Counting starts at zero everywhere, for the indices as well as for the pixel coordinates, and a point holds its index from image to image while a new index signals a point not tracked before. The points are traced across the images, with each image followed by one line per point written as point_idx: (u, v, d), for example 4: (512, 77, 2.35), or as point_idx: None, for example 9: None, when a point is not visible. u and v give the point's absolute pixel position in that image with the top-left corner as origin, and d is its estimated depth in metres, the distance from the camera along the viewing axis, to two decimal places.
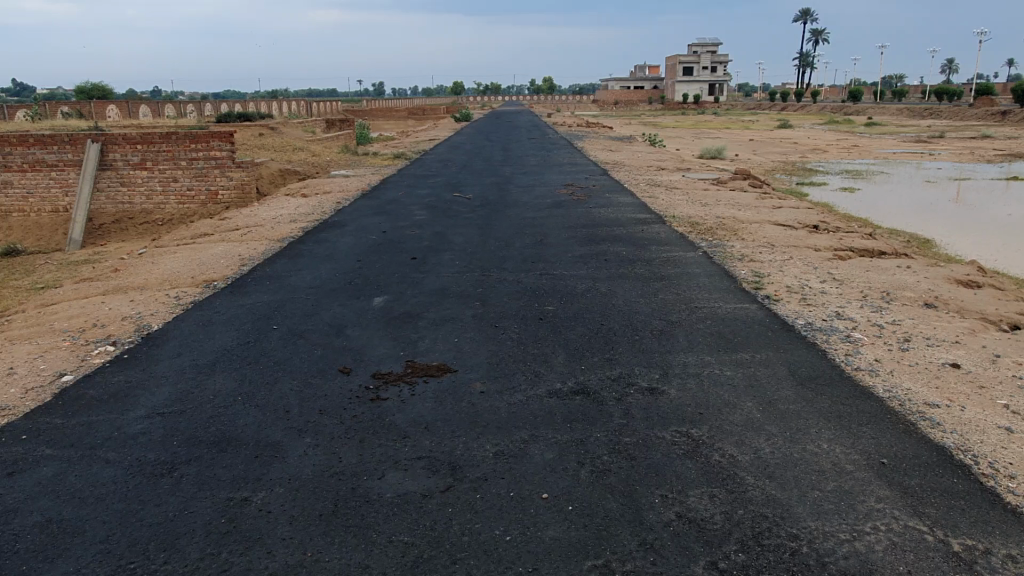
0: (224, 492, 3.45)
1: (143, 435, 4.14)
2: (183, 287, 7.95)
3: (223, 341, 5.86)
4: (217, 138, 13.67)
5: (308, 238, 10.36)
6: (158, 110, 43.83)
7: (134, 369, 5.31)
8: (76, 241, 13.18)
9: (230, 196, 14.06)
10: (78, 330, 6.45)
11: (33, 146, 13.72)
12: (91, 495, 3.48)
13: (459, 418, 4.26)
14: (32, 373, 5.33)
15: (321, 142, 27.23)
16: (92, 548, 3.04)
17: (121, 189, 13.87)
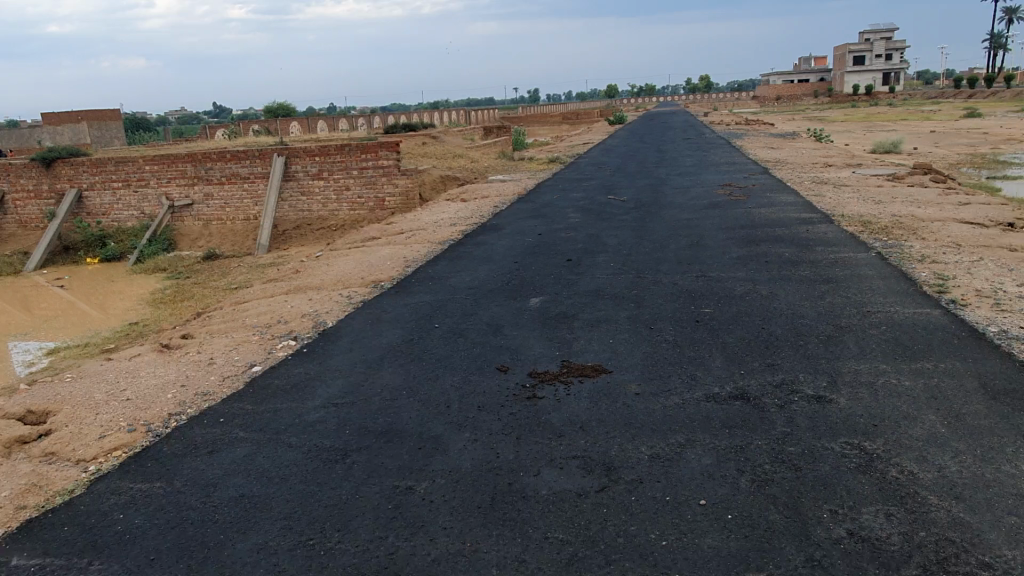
0: (391, 480, 3.67)
1: (320, 423, 4.49)
2: (354, 287, 8.52)
3: (389, 338, 6.22)
4: (385, 147, 14.54)
5: (467, 241, 10.75)
6: (333, 125, 47.34)
7: (312, 362, 5.78)
8: (264, 246, 14.35)
9: (395, 202, 14.90)
10: (266, 327, 7.10)
11: (229, 160, 15.28)
12: (277, 475, 3.82)
13: (614, 419, 4.25)
14: (229, 364, 5.95)
15: (479, 148, 28.17)
16: (277, 523, 3.33)
17: (301, 198, 15.11)
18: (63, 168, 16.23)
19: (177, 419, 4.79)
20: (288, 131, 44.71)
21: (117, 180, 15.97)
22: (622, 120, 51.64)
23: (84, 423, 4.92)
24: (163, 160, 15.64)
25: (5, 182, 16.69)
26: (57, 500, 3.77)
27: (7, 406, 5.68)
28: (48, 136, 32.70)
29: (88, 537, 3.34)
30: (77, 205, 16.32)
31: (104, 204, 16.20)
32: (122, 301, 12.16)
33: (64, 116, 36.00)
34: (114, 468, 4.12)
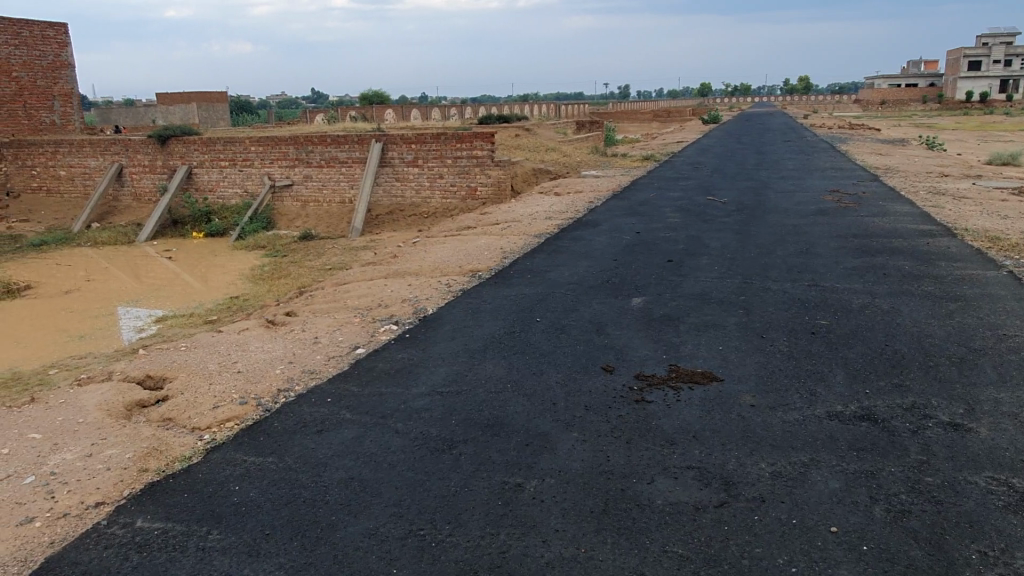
0: (499, 476, 3.60)
1: (425, 410, 4.49)
2: (452, 275, 8.55)
3: (491, 329, 6.18)
4: (480, 138, 14.56)
5: (563, 235, 10.64)
6: (427, 113, 48.14)
7: (415, 348, 5.81)
8: (358, 229, 14.60)
9: (488, 192, 14.91)
10: (367, 310, 7.21)
11: (330, 144, 15.67)
12: (386, 461, 3.82)
13: (730, 431, 4.04)
14: (334, 344, 6.06)
15: (571, 143, 27.97)
16: (387, 509, 3.33)
17: (396, 184, 15.36)
18: (177, 145, 17.01)
19: (285, 395, 4.90)
20: (382, 118, 45.67)
21: (224, 159, 16.64)
22: (717, 121, 50.19)
23: (199, 392, 5.08)
24: (268, 142, 16.18)
25: (124, 157, 17.64)
26: (176, 466, 3.89)
27: (125, 370, 5.95)
28: (162, 116, 34.45)
29: (206, 506, 3.42)
30: (188, 181, 17.10)
31: (212, 181, 16.92)
32: (225, 276, 12.65)
33: (177, 95, 37.85)
34: (228, 439, 4.23)
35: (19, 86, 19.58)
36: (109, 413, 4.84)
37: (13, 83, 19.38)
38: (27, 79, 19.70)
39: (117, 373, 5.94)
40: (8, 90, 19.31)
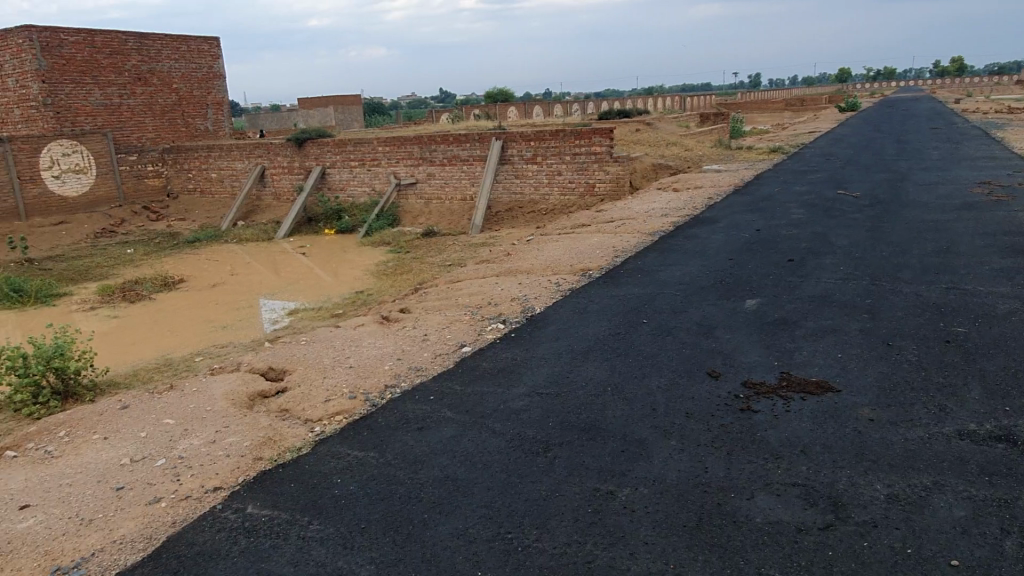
0: (592, 482, 3.55)
1: (524, 411, 4.50)
2: (563, 274, 8.53)
3: (597, 330, 6.12)
4: (599, 133, 14.39)
5: (679, 233, 10.36)
6: (549, 110, 48.29)
7: (520, 347, 5.85)
8: (477, 226, 14.87)
9: (606, 189, 14.73)
10: (477, 307, 7.33)
11: (452, 143, 16.05)
12: (480, 461, 3.87)
13: (843, 447, 3.78)
14: (443, 341, 6.20)
15: (695, 136, 27.16)
16: (476, 510, 3.37)
17: (515, 181, 15.51)
18: (312, 148, 17.99)
19: (392, 391, 5.07)
20: (505, 115, 46.24)
21: (354, 159, 17.43)
22: (855, 108, 47.19)
23: (315, 385, 5.35)
24: (394, 142, 16.79)
25: (265, 159, 18.85)
26: (287, 456, 4.11)
27: (254, 361, 6.36)
28: (302, 120, 36.55)
29: (309, 497, 3.59)
30: (321, 181, 18.05)
31: (343, 180, 17.79)
32: (352, 271, 13.25)
33: (315, 99, 40.03)
34: (336, 432, 4.42)
35: (178, 96, 21.39)
36: (235, 401, 5.18)
37: (173, 94, 21.21)
38: (185, 90, 21.51)
39: (245, 364, 6.36)
40: (169, 100, 21.13)
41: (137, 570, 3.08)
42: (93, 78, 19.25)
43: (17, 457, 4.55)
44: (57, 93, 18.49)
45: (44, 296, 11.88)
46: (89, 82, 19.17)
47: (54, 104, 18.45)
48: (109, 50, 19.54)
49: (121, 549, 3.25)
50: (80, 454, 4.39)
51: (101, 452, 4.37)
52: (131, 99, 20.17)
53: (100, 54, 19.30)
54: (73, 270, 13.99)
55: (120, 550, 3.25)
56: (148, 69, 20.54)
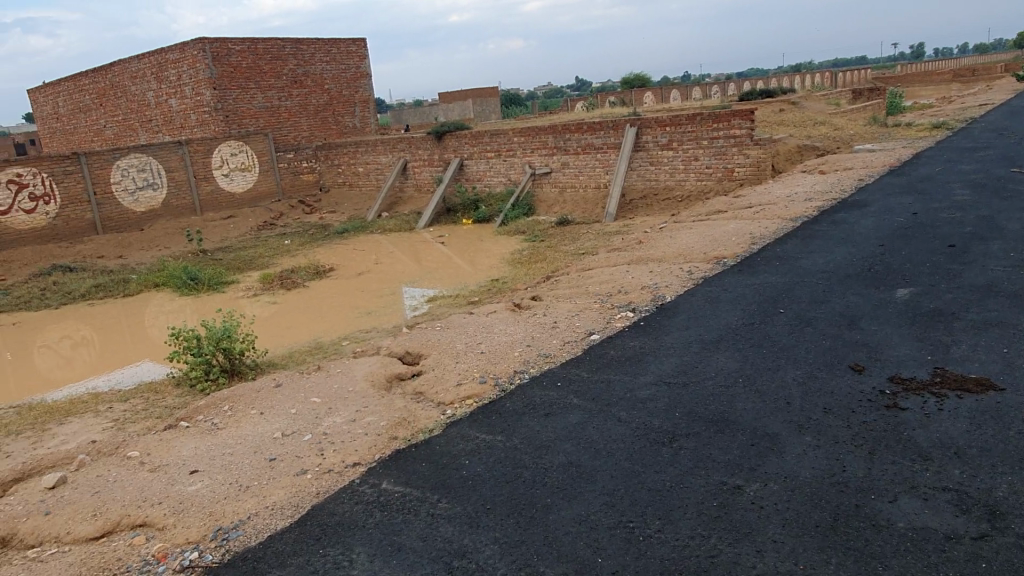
0: (718, 475, 3.47)
1: (650, 400, 4.46)
2: (696, 262, 8.32)
3: (730, 319, 5.93)
4: (738, 115, 13.82)
5: (824, 218, 9.79)
6: (687, 93, 47.02)
7: (649, 335, 5.78)
8: (611, 214, 14.76)
9: (745, 173, 14.12)
10: (607, 296, 7.31)
11: (586, 131, 16.01)
12: (604, 449, 3.88)
13: (1005, 451, 3.45)
14: (571, 329, 6.25)
15: (847, 114, 25.45)
16: (599, 498, 3.39)
17: (650, 168, 15.25)
18: (451, 140, 18.55)
19: (520, 377, 5.18)
20: (642, 101, 45.41)
21: (491, 150, 17.79)
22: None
23: (448, 369, 5.56)
24: (529, 133, 16.99)
25: (407, 153, 19.66)
26: (420, 437, 4.31)
27: (393, 345, 6.70)
28: (442, 113, 37.79)
29: (439, 476, 3.75)
30: (459, 173, 18.61)
31: (480, 171, 18.23)
32: (488, 259, 13.57)
33: (454, 92, 41.18)
34: (466, 415, 4.59)
35: (329, 95, 22.79)
36: (375, 383, 5.49)
37: (325, 94, 22.65)
38: (335, 90, 22.94)
39: (385, 347, 6.73)
40: (321, 100, 22.56)
41: (285, 534, 3.36)
42: (256, 82, 20.90)
43: (190, 427, 5.07)
44: (225, 98, 20.24)
45: (215, 283, 13.09)
46: (252, 87, 20.83)
47: (223, 109, 20.21)
48: (269, 56, 21.13)
49: (272, 514, 3.55)
50: (240, 426, 4.84)
51: (258, 425, 4.79)
52: (288, 101, 21.73)
53: (262, 61, 20.95)
54: (239, 259, 15.31)
55: (272, 516, 3.55)
56: (303, 72, 22.03)
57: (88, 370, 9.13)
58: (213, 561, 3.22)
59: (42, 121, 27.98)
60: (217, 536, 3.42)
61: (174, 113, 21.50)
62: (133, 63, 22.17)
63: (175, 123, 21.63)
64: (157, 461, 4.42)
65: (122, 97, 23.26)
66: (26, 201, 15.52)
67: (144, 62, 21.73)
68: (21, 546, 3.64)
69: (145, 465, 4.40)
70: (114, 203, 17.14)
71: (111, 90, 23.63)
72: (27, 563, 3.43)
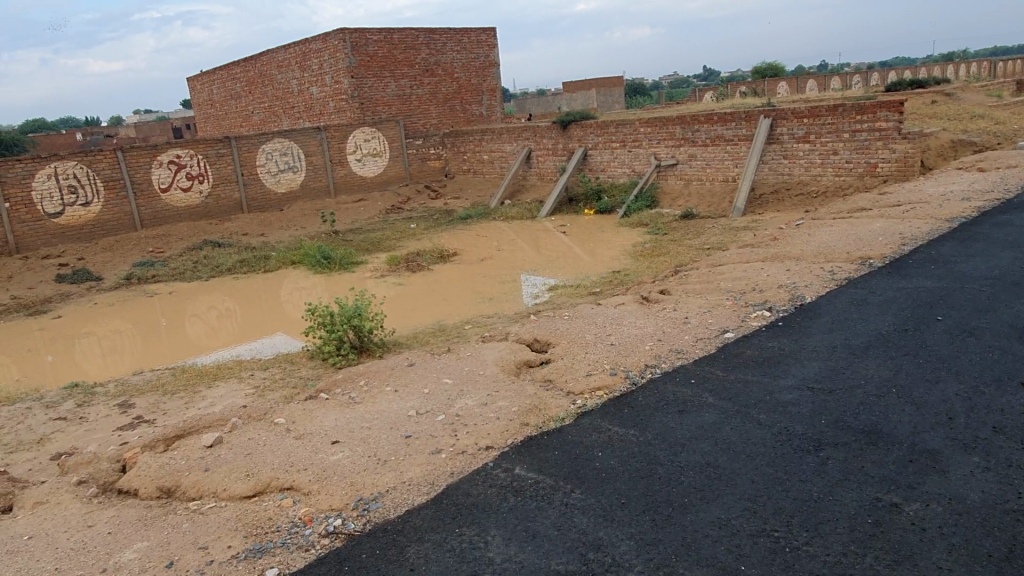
0: (872, 490, 3.25)
1: (793, 405, 4.24)
2: (838, 262, 7.84)
3: (879, 324, 5.54)
4: (885, 107, 12.85)
5: (984, 221, 8.94)
6: (825, 82, 44.47)
7: (789, 336, 5.50)
8: (739, 209, 14.18)
9: (891, 169, 13.12)
10: (741, 293, 7.03)
11: (716, 122, 15.46)
12: (744, 451, 3.73)
13: None
14: (704, 325, 6.04)
15: (1010, 107, 23.18)
16: (741, 502, 3.26)
17: (784, 162, 14.53)
18: (576, 129, 18.44)
19: (651, 372, 5.07)
20: (775, 90, 43.35)
21: (616, 140, 17.55)
22: None
23: (577, 359, 5.54)
24: (657, 123, 16.61)
25: (532, 142, 19.73)
26: (551, 425, 4.31)
27: (520, 332, 6.74)
28: (566, 102, 37.68)
29: (572, 466, 3.74)
30: (583, 163, 18.49)
31: (604, 161, 18.04)
32: (609, 251, 13.42)
33: (579, 81, 40.91)
34: (597, 406, 4.55)
35: (458, 84, 23.25)
36: (504, 368, 5.55)
37: (454, 83, 23.13)
38: (464, 78, 23.38)
39: (512, 334, 6.78)
40: (450, 89, 23.05)
41: (422, 509, 3.46)
42: (390, 71, 21.63)
43: (328, 399, 5.33)
44: (361, 86, 21.08)
45: (346, 263, 13.68)
46: (387, 76, 21.58)
47: (359, 96, 21.07)
48: (404, 45, 21.81)
49: (410, 490, 3.66)
50: (377, 402, 5.03)
51: (393, 403, 4.96)
52: (419, 90, 22.35)
53: (397, 50, 21.66)
54: (369, 241, 15.94)
55: (409, 490, 3.66)
56: (435, 61, 22.59)
57: (230, 339, 9.80)
58: (355, 529, 3.36)
59: (198, 107, 30.24)
60: (358, 505, 3.56)
61: (314, 101, 22.63)
62: (280, 53, 23.50)
63: (315, 110, 22.77)
64: (302, 429, 4.67)
65: (269, 85, 24.74)
66: (183, 180, 16.82)
67: (289, 52, 22.99)
68: (184, 497, 3.96)
69: (290, 432, 4.66)
70: (259, 184, 18.27)
71: (259, 78, 25.18)
72: (190, 514, 3.72)
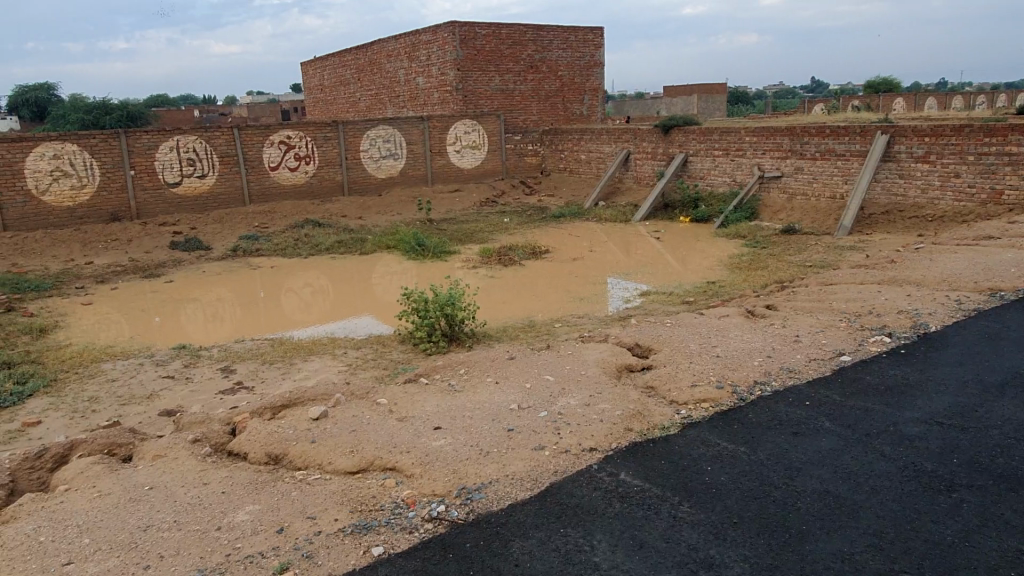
0: (1015, 541, 2.99)
1: (920, 440, 3.97)
2: (963, 292, 7.32)
3: (1015, 362, 5.12)
4: (1018, 130, 11.95)
5: None
6: (946, 100, 41.94)
7: (912, 366, 5.16)
8: (846, 227, 13.49)
9: (1018, 197, 12.17)
10: (855, 316, 6.66)
11: (828, 136, 14.79)
12: (867, 483, 3.51)
13: None
14: (817, 346, 5.76)
15: None
16: (866, 537, 3.07)
17: (899, 182, 13.76)
18: (679, 135, 18.06)
19: (761, 389, 4.87)
20: (890, 106, 41.18)
21: (719, 148, 17.08)
22: None
23: (681, 367, 5.37)
24: (764, 133, 16.03)
25: (631, 144, 19.43)
26: (656, 433, 4.19)
27: (619, 336, 6.61)
28: (666, 107, 37.01)
29: (679, 478, 3.62)
30: (683, 169, 18.09)
31: (705, 168, 17.58)
32: (703, 260, 13.05)
33: (680, 86, 40.00)
34: (704, 419, 4.40)
35: (561, 82, 23.17)
36: (605, 370, 5.45)
37: (558, 81, 23.08)
38: (568, 77, 23.28)
39: (611, 336, 6.66)
40: (554, 86, 23.01)
41: (525, 505, 3.42)
42: (496, 66, 21.77)
43: (429, 384, 5.37)
44: (466, 79, 21.32)
45: (439, 252, 13.84)
46: (492, 70, 21.74)
47: (463, 89, 21.32)
48: (511, 41, 21.92)
49: (513, 484, 3.63)
50: (478, 392, 5.03)
51: (494, 394, 4.94)
52: (523, 85, 22.41)
53: (504, 45, 21.79)
54: (462, 232, 16.09)
55: (512, 484, 3.62)
56: (540, 58, 22.59)
57: (324, 316, 10.07)
58: (459, 517, 3.35)
59: (309, 92, 31.35)
60: (461, 494, 3.55)
61: (420, 91, 23.04)
62: (391, 44, 24.05)
63: (419, 99, 23.19)
64: (403, 412, 4.73)
65: (378, 74, 25.38)
66: (292, 160, 17.46)
67: (400, 42, 23.49)
68: (291, 467, 4.06)
69: (393, 413, 4.72)
70: (361, 168, 18.75)
71: (369, 66, 25.86)
72: (298, 483, 3.81)
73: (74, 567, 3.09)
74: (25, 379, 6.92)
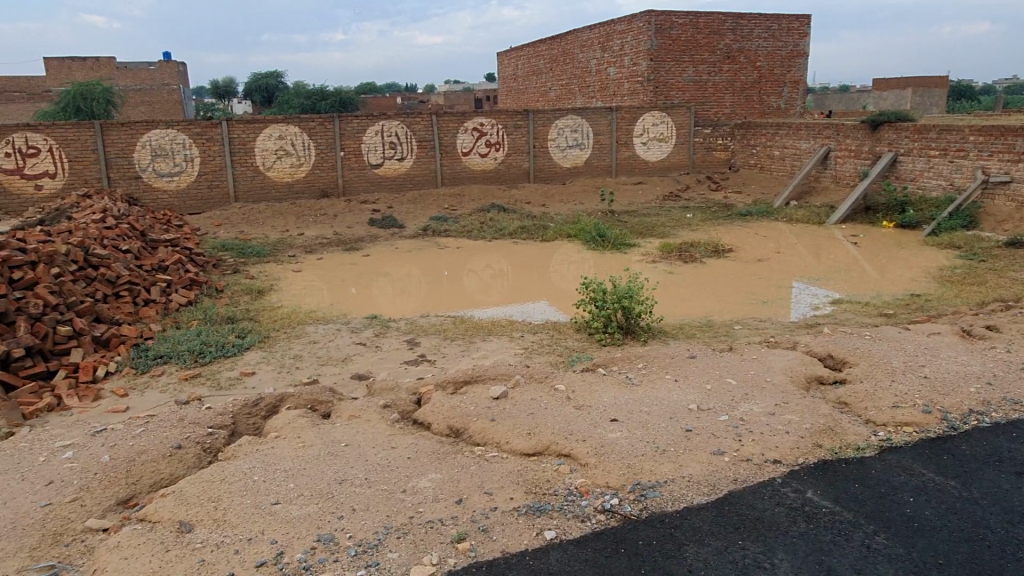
0: None
1: None
2: None
3: None
4: None
5: None
6: None
7: None
8: None
9: None
10: None
11: None
12: None
13: None
14: None
15: None
16: None
17: None
18: (889, 132, 16.58)
19: (978, 418, 4.35)
20: None
21: (936, 148, 15.45)
22: None
23: (881, 385, 4.93)
24: (993, 132, 14.24)
25: (833, 140, 18.07)
26: (850, 453, 3.89)
27: (809, 344, 6.20)
28: (874, 101, 34.04)
29: (876, 505, 3.33)
30: (890, 169, 16.59)
31: (917, 169, 15.97)
32: (907, 270, 11.88)
33: (892, 79, 36.52)
34: (906, 444, 4.02)
35: (760, 73, 22.02)
36: (794, 380, 5.13)
37: (756, 72, 21.97)
38: (768, 67, 22.08)
39: (800, 344, 6.27)
40: (751, 78, 21.93)
41: (703, 510, 3.31)
42: (691, 56, 21.13)
43: (606, 375, 5.36)
44: (659, 69, 20.91)
45: (619, 243, 13.73)
46: (686, 60, 21.13)
47: (655, 80, 20.93)
48: (709, 30, 21.15)
49: (690, 486, 3.53)
50: (656, 388, 4.94)
51: (672, 392, 4.83)
52: (718, 76, 21.57)
53: (701, 35, 21.09)
54: (643, 225, 15.86)
55: (689, 487, 3.53)
56: (738, 48, 21.61)
57: (503, 298, 10.37)
58: (631, 513, 3.32)
59: (503, 81, 32.30)
60: (636, 490, 3.52)
61: (610, 81, 22.93)
62: (585, 34, 24.12)
63: (609, 89, 23.08)
64: (580, 400, 4.75)
65: (570, 64, 25.59)
66: (483, 146, 18.09)
67: (594, 32, 23.48)
68: (471, 441, 4.24)
69: (570, 400, 4.76)
70: (547, 157, 19.04)
71: (562, 56, 26.12)
72: (476, 457, 3.96)
73: (280, 508, 3.43)
74: (245, 334, 7.78)
